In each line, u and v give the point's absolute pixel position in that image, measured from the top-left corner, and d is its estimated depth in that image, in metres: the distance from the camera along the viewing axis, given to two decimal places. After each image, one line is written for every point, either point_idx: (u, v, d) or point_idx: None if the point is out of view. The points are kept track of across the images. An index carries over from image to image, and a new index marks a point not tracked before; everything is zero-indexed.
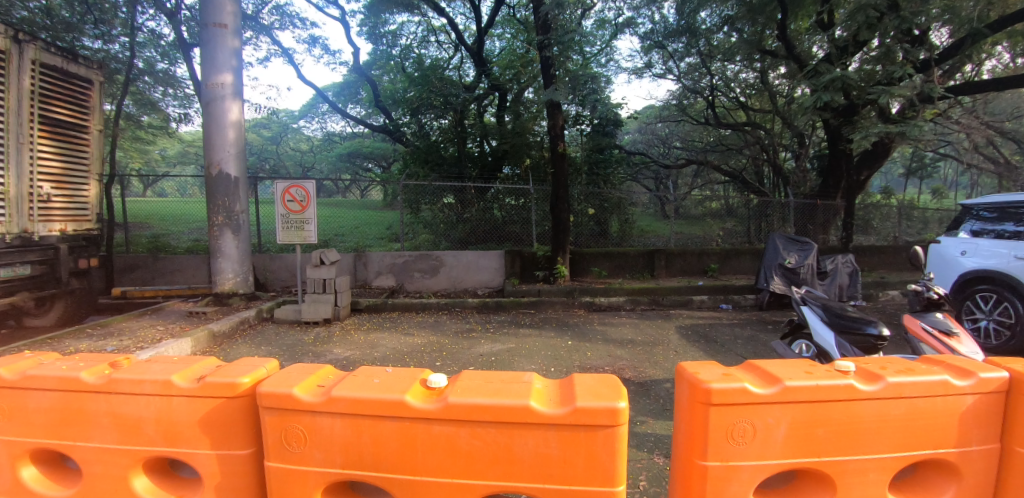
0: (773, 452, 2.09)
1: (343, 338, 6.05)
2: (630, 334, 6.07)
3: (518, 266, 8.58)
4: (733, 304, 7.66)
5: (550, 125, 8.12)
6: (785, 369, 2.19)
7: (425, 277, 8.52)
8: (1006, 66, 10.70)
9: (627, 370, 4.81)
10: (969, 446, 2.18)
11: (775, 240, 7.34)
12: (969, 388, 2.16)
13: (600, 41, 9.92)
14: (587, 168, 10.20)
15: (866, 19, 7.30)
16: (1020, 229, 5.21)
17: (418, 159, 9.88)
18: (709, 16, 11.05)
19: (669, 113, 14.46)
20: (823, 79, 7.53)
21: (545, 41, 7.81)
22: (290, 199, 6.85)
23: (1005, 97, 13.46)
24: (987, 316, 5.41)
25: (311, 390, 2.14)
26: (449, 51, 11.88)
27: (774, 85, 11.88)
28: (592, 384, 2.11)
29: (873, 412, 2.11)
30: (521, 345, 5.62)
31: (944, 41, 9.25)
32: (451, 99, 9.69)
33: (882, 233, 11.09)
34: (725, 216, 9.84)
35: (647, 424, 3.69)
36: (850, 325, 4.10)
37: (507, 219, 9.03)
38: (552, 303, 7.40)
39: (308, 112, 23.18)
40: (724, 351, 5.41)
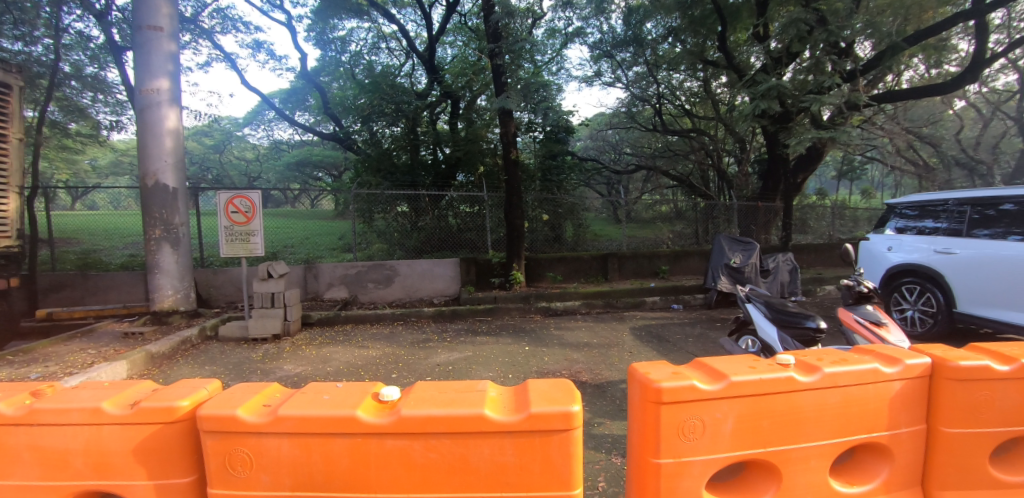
0: (722, 446, 2.17)
1: (294, 354, 5.83)
2: (586, 337, 6.16)
3: (474, 274, 8.56)
4: (683, 304, 7.95)
5: (502, 132, 8.15)
6: (730, 365, 2.28)
7: (379, 287, 8.26)
8: (922, 77, 11.64)
9: (584, 373, 4.88)
10: (899, 428, 2.34)
11: (720, 241, 7.67)
12: (897, 374, 2.32)
13: (550, 50, 10.11)
14: (541, 175, 10.37)
15: (798, 33, 7.91)
16: (938, 225, 5.66)
17: (370, 167, 9.69)
18: (654, 27, 11.56)
19: (619, 120, 14.86)
20: (760, 88, 7.97)
21: (496, 49, 7.85)
22: (233, 210, 6.53)
23: (922, 105, 14.64)
24: (912, 305, 5.84)
25: (255, 409, 2.04)
26: (401, 58, 11.79)
27: (716, 94, 12.47)
28: (545, 389, 2.12)
29: (811, 402, 2.23)
30: (478, 352, 5.60)
31: (867, 53, 9.98)
32: (403, 106, 9.62)
33: (817, 232, 11.80)
34: (674, 219, 10.15)
35: (604, 426, 3.74)
36: (790, 320, 4.31)
37: (462, 226, 9.02)
38: (509, 309, 7.39)
39: (254, 119, 22.39)
40: (676, 350, 5.58)
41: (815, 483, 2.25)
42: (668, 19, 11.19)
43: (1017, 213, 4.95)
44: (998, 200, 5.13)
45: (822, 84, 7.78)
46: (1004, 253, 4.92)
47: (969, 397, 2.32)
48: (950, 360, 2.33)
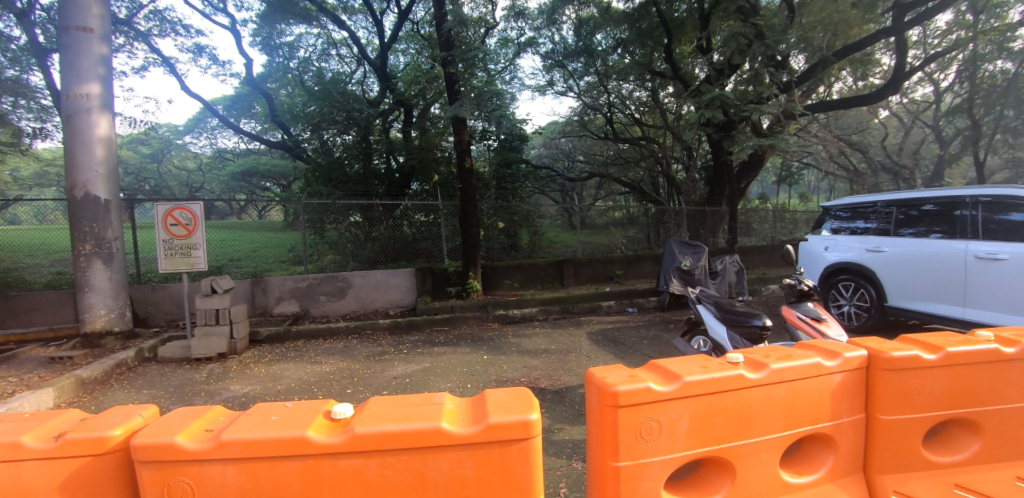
0: (678, 446, 2.22)
1: (241, 373, 5.54)
2: (544, 343, 6.19)
3: (429, 284, 8.43)
4: (638, 307, 8.14)
5: (456, 140, 8.10)
6: (683, 366, 2.33)
7: (330, 300, 7.92)
8: (851, 88, 12.51)
9: (543, 379, 4.89)
10: (841, 418, 2.47)
11: (671, 245, 7.94)
12: (836, 367, 2.45)
13: (504, 59, 10.17)
14: (496, 183, 10.40)
15: (738, 46, 8.37)
16: (868, 226, 6.07)
17: (321, 177, 9.49)
18: (604, 38, 11.84)
19: (571, 129, 15.13)
20: (704, 98, 8.31)
21: (449, 58, 7.81)
22: (173, 223, 6.17)
23: (851, 114, 15.71)
24: (849, 301, 6.22)
25: (197, 436, 1.92)
26: (352, 65, 11.60)
27: (663, 103, 12.94)
28: (503, 398, 2.11)
29: (760, 398, 2.32)
30: (435, 363, 5.50)
31: (801, 66, 10.64)
32: (354, 114, 9.40)
33: (761, 235, 12.40)
34: (627, 224, 10.38)
35: (564, 431, 3.76)
36: (738, 319, 4.46)
37: (418, 236, 8.90)
38: (466, 318, 7.34)
39: (195, 126, 21.37)
40: (632, 352, 5.70)
41: (767, 476, 2.34)
42: (617, 31, 11.54)
43: (936, 214, 5.37)
44: (919, 201, 5.55)
45: (762, 94, 8.20)
46: (927, 250, 5.32)
47: (903, 385, 2.47)
48: (883, 352, 2.47)
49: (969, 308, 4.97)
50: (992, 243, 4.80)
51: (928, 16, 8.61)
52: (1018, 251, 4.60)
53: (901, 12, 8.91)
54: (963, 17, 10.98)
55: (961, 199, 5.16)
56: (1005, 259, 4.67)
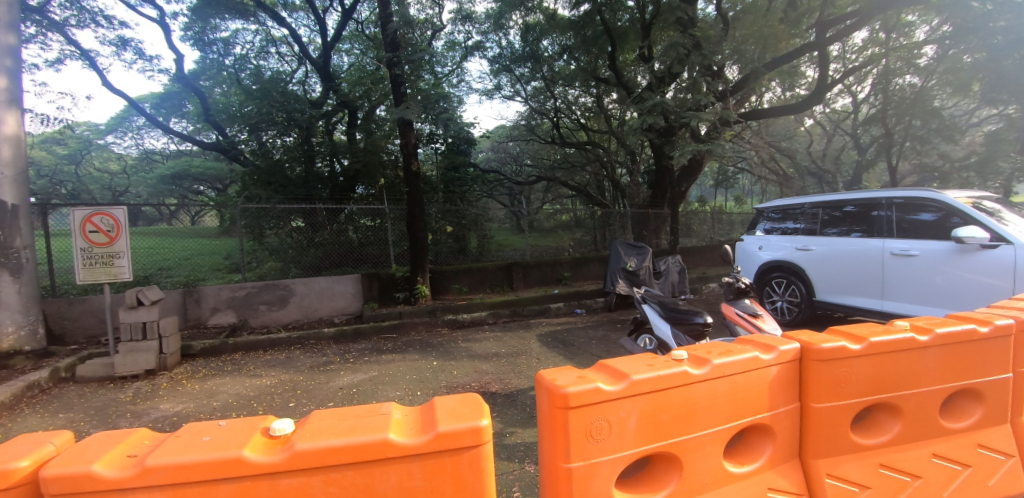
0: (627, 443, 2.26)
1: (172, 391, 5.16)
2: (494, 347, 6.18)
3: (376, 290, 8.21)
4: (586, 308, 8.29)
5: (402, 143, 7.93)
6: (631, 365, 2.38)
7: (270, 309, 7.54)
8: (780, 97, 13.47)
9: (493, 383, 4.87)
10: (777, 408, 2.61)
11: (617, 247, 8.13)
12: (772, 359, 2.59)
13: (450, 62, 10.10)
14: (443, 186, 10.30)
15: (677, 55, 8.74)
16: (797, 226, 6.49)
17: (260, 180, 9.02)
18: (550, 44, 12.08)
19: (519, 133, 15.28)
20: (646, 105, 8.60)
21: (394, 59, 7.64)
22: (92, 229, 5.66)
23: (780, 123, 16.77)
24: (781, 297, 6.62)
25: (119, 462, 1.77)
26: (293, 65, 11.23)
27: (608, 109, 13.29)
28: (453, 405, 2.07)
29: (703, 393, 2.41)
30: (384, 372, 5.36)
31: (735, 76, 11.24)
32: (295, 115, 9.07)
33: (700, 236, 12.97)
34: (574, 227, 10.55)
35: (516, 435, 3.75)
36: (681, 317, 4.62)
37: (364, 241, 8.65)
38: (415, 324, 7.20)
39: (120, 125, 19.87)
40: (581, 353, 5.79)
41: (713, 468, 2.43)
42: (563, 38, 11.77)
43: (856, 214, 5.82)
44: (842, 203, 6.01)
45: (700, 102, 8.57)
46: (849, 248, 5.75)
47: (833, 374, 2.63)
48: (814, 344, 2.63)
49: (887, 300, 5.41)
50: (905, 241, 5.25)
51: (847, 33, 9.28)
52: (927, 247, 5.05)
53: (823, 29, 9.58)
54: (876, 34, 11.97)
55: (877, 201, 5.62)
56: (916, 255, 5.12)
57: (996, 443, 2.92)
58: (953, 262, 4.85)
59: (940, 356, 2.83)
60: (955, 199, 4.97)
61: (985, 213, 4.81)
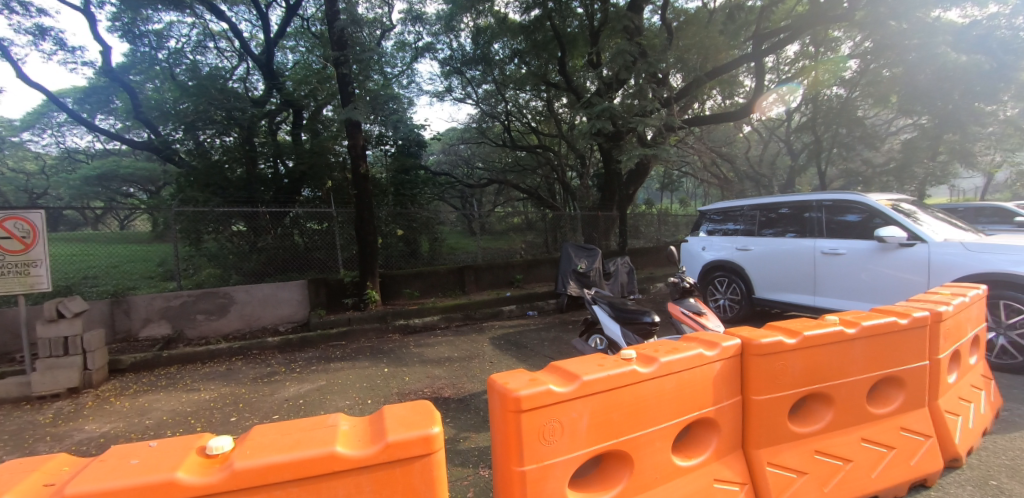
0: (580, 443, 2.28)
1: (99, 410, 4.77)
2: (446, 351, 6.11)
3: (324, 296, 7.93)
4: (538, 309, 8.39)
5: (350, 144, 7.70)
6: (582, 365, 2.41)
7: (208, 318, 7.08)
8: (720, 104, 14.14)
9: (446, 388, 4.82)
10: (721, 402, 2.72)
11: (568, 248, 8.22)
12: (716, 356, 2.70)
13: (400, 63, 9.93)
14: (393, 189, 10.10)
15: (624, 63, 8.99)
16: (736, 228, 6.82)
17: (196, 182, 8.52)
18: (501, 48, 12.12)
19: (470, 135, 15.28)
20: (595, 110, 8.78)
21: (341, 58, 7.44)
22: (3, 235, 5.15)
23: (720, 129, 17.61)
24: (723, 295, 6.94)
25: (32, 493, 1.60)
26: (233, 61, 10.71)
27: (558, 114, 13.49)
28: (403, 413, 2.02)
29: (652, 391, 2.47)
30: (332, 381, 5.18)
31: (679, 83, 11.69)
32: (236, 114, 8.72)
33: (648, 237, 13.38)
34: (526, 230, 10.61)
35: (470, 439, 3.72)
36: (630, 316, 4.73)
37: (310, 245, 8.40)
38: (365, 331, 7.04)
39: (36, 122, 18.23)
40: (534, 355, 5.83)
41: (661, 463, 2.50)
42: (513, 42, 11.87)
43: (790, 216, 6.19)
44: (777, 205, 6.37)
45: (646, 108, 8.82)
46: (784, 248, 6.10)
47: (772, 368, 2.77)
48: (753, 339, 2.76)
49: (819, 296, 5.74)
50: (834, 241, 5.61)
51: (780, 46, 9.85)
52: (853, 246, 5.43)
53: (759, 41, 10.12)
54: (806, 48, 12.80)
55: (809, 203, 6.00)
56: (844, 254, 5.49)
57: (917, 425, 3.15)
58: (876, 259, 5.23)
59: (866, 347, 3.04)
60: (877, 202, 5.39)
61: (902, 215, 5.24)
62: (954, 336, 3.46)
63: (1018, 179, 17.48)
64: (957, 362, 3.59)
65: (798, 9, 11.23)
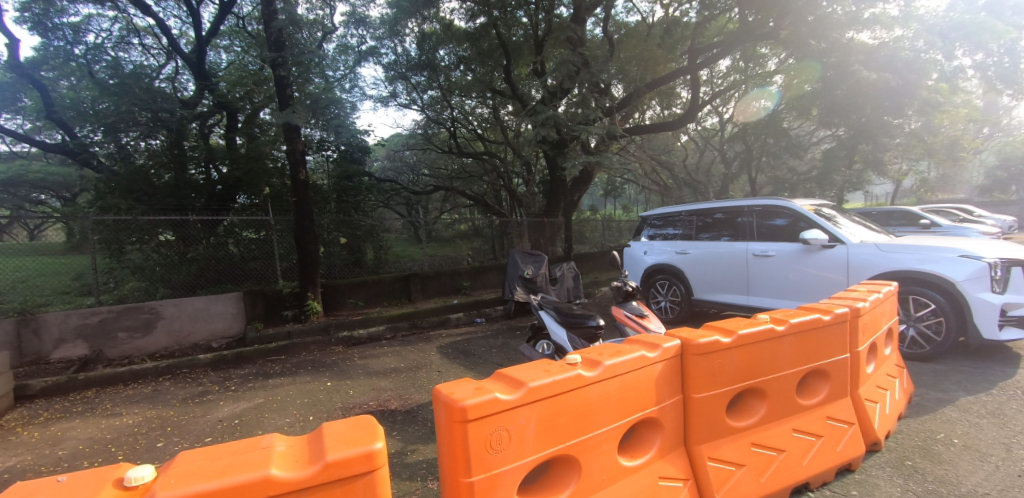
0: (528, 450, 2.28)
1: (2, 442, 4.29)
2: (392, 362, 5.96)
3: (261, 309, 7.53)
4: (485, 316, 8.38)
5: (288, 149, 7.41)
6: (528, 372, 2.42)
7: (131, 336, 6.53)
8: (660, 114, 14.73)
9: (393, 400, 4.70)
10: (663, 401, 2.81)
11: (514, 255, 8.20)
12: (657, 357, 2.78)
13: (342, 67, 9.62)
14: (336, 196, 9.82)
15: (568, 72, 9.18)
16: (675, 232, 7.13)
17: (117, 188, 7.91)
18: (446, 54, 12.08)
19: (415, 142, 15.18)
20: (540, 117, 8.87)
21: (279, 59, 7.15)
22: None
23: (660, 138, 18.34)
24: (664, 297, 7.22)
25: None
26: (160, 59, 10.06)
27: (503, 121, 13.57)
28: (344, 430, 1.94)
29: (598, 394, 2.51)
30: (271, 398, 4.92)
31: (621, 93, 12.07)
32: (162, 115, 8.15)
33: (593, 242, 13.69)
34: (473, 236, 10.56)
35: (418, 452, 3.64)
36: (576, 321, 4.80)
37: (246, 255, 7.91)
38: (306, 344, 6.75)
39: None
40: (482, 362, 5.80)
41: (608, 464, 2.54)
42: (458, 49, 11.87)
43: (724, 220, 6.52)
44: (713, 211, 6.69)
45: (589, 117, 9.05)
46: (719, 251, 6.42)
47: (709, 366, 2.89)
48: (692, 340, 2.87)
49: (752, 296, 6.06)
50: (764, 243, 5.97)
51: (713, 60, 10.36)
52: (781, 249, 5.78)
53: (694, 56, 10.64)
54: (737, 63, 13.63)
55: (741, 208, 6.35)
56: (773, 256, 5.84)
57: (841, 414, 3.38)
58: (803, 260, 5.58)
59: (794, 342, 3.24)
60: (801, 207, 5.80)
61: (824, 218, 5.66)
62: (871, 329, 3.75)
63: (920, 186, 19.27)
64: (874, 354, 3.89)
65: (729, 27, 11.95)
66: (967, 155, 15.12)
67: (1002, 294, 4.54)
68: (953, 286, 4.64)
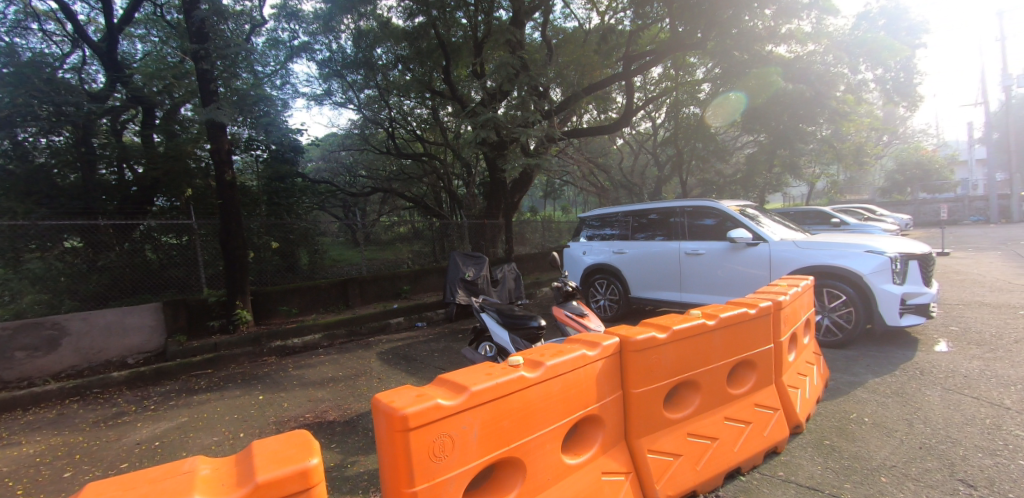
0: (471, 456, 2.26)
1: None
2: (329, 371, 5.73)
3: (184, 320, 7.07)
4: (426, 320, 8.36)
5: (213, 148, 6.97)
6: (470, 376, 2.40)
7: (30, 356, 5.76)
8: (597, 118, 15.13)
9: (331, 411, 4.53)
10: (604, 398, 2.88)
11: (455, 257, 8.15)
12: (597, 355, 2.84)
13: (272, 62, 9.15)
14: (267, 198, 9.35)
15: (507, 75, 9.23)
16: (612, 233, 7.35)
17: (13, 190, 7.13)
18: (384, 53, 11.81)
19: (352, 142, 14.72)
20: (479, 119, 8.81)
21: (201, 52, 6.72)
22: None
23: (597, 141, 18.84)
24: (603, 296, 7.43)
25: None
26: (63, 46, 9.12)
27: (443, 122, 13.51)
28: (275, 448, 1.84)
29: (540, 394, 2.53)
30: (196, 416, 4.59)
31: (559, 97, 12.31)
32: (67, 109, 7.44)
33: (533, 243, 13.88)
34: (413, 239, 10.37)
35: (359, 463, 3.52)
36: (517, 322, 4.82)
37: (166, 262, 7.42)
38: (235, 357, 6.39)
39: None
40: (424, 367, 5.70)
41: (552, 464, 2.57)
42: (397, 48, 11.65)
43: (658, 221, 6.80)
44: (647, 212, 6.96)
45: (528, 119, 9.15)
46: (653, 250, 6.69)
47: (646, 362, 2.99)
48: (630, 337, 2.96)
49: (685, 292, 6.35)
50: (695, 242, 6.28)
51: (646, 68, 10.75)
52: (710, 247, 6.11)
53: (628, 63, 10.97)
54: (668, 70, 14.23)
55: (674, 209, 6.65)
56: (703, 254, 6.16)
57: (768, 401, 3.60)
58: (729, 258, 5.92)
59: (724, 335, 3.42)
60: (728, 208, 6.15)
61: (748, 218, 6.03)
62: (791, 320, 4.04)
63: (831, 188, 20.92)
64: (795, 343, 4.19)
65: (661, 36, 12.46)
66: (870, 160, 16.66)
67: (902, 285, 5.02)
68: (861, 279, 5.08)
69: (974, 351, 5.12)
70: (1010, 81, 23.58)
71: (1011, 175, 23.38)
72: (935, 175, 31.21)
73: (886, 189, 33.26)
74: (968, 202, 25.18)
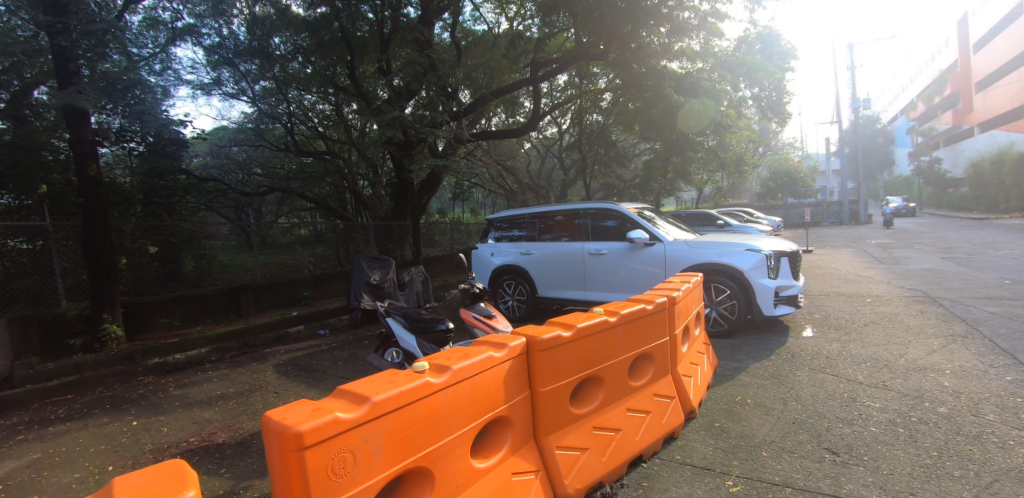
0: (374, 471, 2.18)
1: None
2: (218, 389, 5.27)
3: (36, 340, 6.08)
4: (329, 327, 7.96)
5: (73, 138, 6.12)
6: (372, 386, 2.33)
7: None
8: (504, 121, 15.40)
9: (220, 432, 4.16)
10: (512, 399, 2.93)
11: (359, 261, 7.80)
12: (504, 356, 2.89)
13: (150, 44, 8.17)
14: (143, 196, 8.45)
15: (415, 73, 9.08)
16: (519, 234, 7.51)
17: None
18: (281, 42, 11.07)
19: (245, 137, 13.62)
20: (385, 117, 8.45)
21: (57, 26, 5.85)
22: None
23: (506, 144, 19.17)
24: (511, 296, 7.56)
25: None
26: None
27: (347, 119, 13.19)
28: (143, 483, 1.64)
29: (446, 399, 2.52)
30: (52, 451, 3.98)
31: (468, 99, 12.32)
32: None
33: (441, 245, 13.78)
34: (314, 242, 9.95)
35: (252, 488, 3.26)
36: (425, 326, 4.79)
37: (12, 272, 6.31)
38: (102, 378, 5.63)
39: None
40: (327, 378, 5.44)
41: (461, 469, 2.56)
42: (295, 37, 10.95)
43: (563, 222, 7.07)
44: (552, 213, 7.21)
45: (436, 119, 9.10)
46: (559, 251, 6.94)
47: (552, 360, 3.10)
48: (536, 337, 3.05)
49: (589, 291, 6.64)
50: (598, 243, 6.61)
51: (553, 75, 11.10)
52: (611, 247, 6.47)
53: (535, 69, 11.25)
54: (573, 79, 14.78)
55: (578, 211, 6.95)
56: (605, 254, 6.50)
57: (664, 390, 3.88)
58: (629, 257, 6.31)
59: (625, 331, 3.64)
60: (626, 210, 6.57)
61: (645, 220, 6.47)
62: (684, 314, 4.38)
63: (716, 194, 22.98)
64: (688, 335, 4.55)
65: (565, 46, 13.00)
66: (748, 169, 18.58)
67: (776, 278, 5.67)
68: (742, 274, 5.66)
69: (833, 335, 5.92)
70: (857, 103, 27.48)
71: (859, 184, 27.24)
72: (801, 183, 35.50)
73: (762, 194, 37.21)
74: (827, 207, 28.90)
